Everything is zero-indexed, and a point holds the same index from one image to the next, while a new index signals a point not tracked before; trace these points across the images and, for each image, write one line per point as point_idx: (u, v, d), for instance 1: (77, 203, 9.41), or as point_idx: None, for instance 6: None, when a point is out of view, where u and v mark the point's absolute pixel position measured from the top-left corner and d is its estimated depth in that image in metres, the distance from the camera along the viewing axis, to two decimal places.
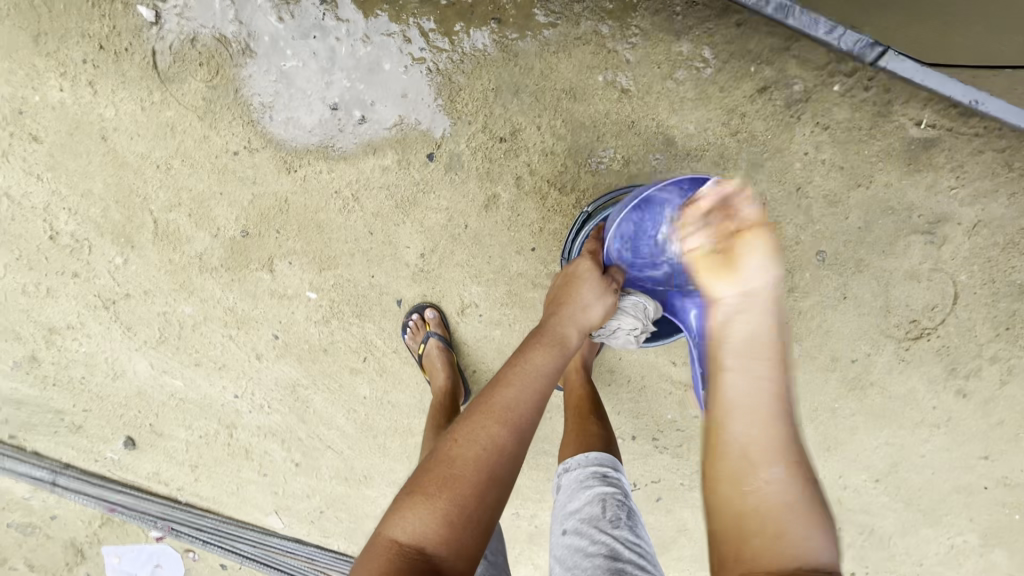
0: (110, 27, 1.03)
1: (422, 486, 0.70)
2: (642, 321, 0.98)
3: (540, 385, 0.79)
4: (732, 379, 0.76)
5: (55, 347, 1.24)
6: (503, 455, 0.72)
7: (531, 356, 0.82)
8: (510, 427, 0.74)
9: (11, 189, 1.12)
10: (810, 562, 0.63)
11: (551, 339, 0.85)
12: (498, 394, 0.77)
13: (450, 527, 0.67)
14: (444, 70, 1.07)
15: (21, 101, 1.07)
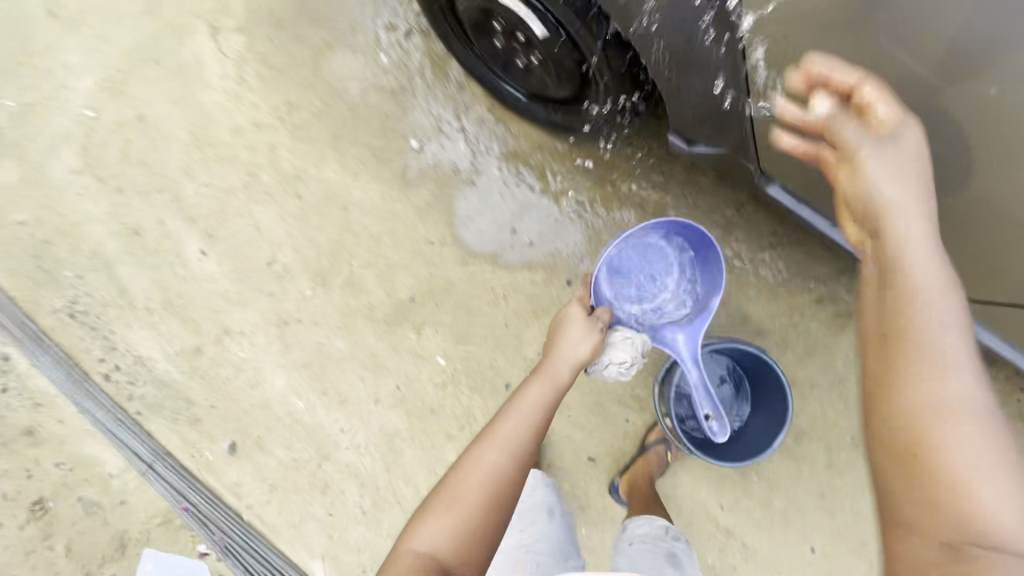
0: (385, 143, 1.49)
1: (437, 503, 0.94)
2: (634, 352, 1.15)
3: (533, 419, 1.02)
4: (946, 383, 0.66)
5: (219, 346, 1.48)
6: (499, 479, 0.95)
7: (527, 396, 1.05)
8: (507, 455, 0.97)
9: (259, 221, 1.50)
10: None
11: (546, 380, 1.07)
12: (497, 429, 1.01)
13: (459, 539, 0.90)
14: (597, 228, 1.48)
15: (300, 170, 1.50)
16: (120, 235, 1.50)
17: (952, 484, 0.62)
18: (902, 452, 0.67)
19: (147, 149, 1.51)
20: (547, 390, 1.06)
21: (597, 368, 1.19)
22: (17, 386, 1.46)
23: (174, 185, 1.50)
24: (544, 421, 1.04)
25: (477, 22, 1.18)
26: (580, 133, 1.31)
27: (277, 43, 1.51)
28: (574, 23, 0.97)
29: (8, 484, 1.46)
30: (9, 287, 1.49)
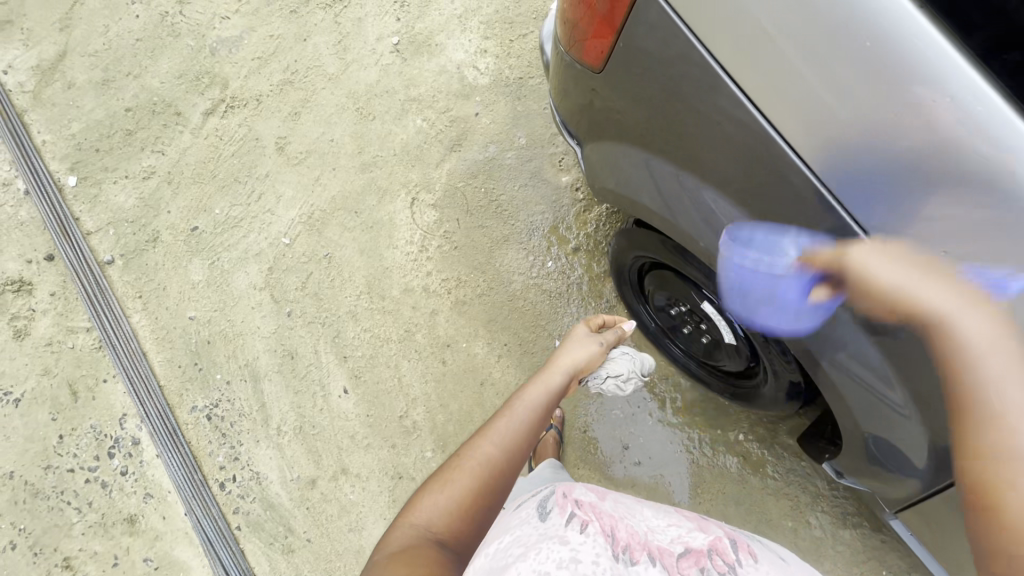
0: (532, 337, 1.67)
1: (429, 486, 0.85)
2: (631, 366, 1.38)
3: (525, 415, 0.99)
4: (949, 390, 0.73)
5: (333, 483, 1.57)
6: (496, 467, 0.89)
7: (527, 395, 1.03)
8: (505, 442, 0.91)
9: (403, 376, 1.64)
10: None
11: (544, 385, 1.07)
12: (495, 421, 0.96)
13: (458, 517, 0.82)
14: (700, 463, 1.61)
15: (453, 340, 1.67)
16: (276, 354, 1.64)
17: None
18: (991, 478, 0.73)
19: (324, 285, 1.69)
20: (546, 393, 1.05)
21: (597, 384, 1.39)
22: (136, 472, 1.54)
23: (338, 322, 1.67)
24: (541, 419, 1.01)
25: (660, 296, 1.41)
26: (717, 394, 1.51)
27: (463, 226, 1.74)
28: (774, 374, 1.22)
29: (93, 566, 1.49)
30: (161, 374, 1.61)
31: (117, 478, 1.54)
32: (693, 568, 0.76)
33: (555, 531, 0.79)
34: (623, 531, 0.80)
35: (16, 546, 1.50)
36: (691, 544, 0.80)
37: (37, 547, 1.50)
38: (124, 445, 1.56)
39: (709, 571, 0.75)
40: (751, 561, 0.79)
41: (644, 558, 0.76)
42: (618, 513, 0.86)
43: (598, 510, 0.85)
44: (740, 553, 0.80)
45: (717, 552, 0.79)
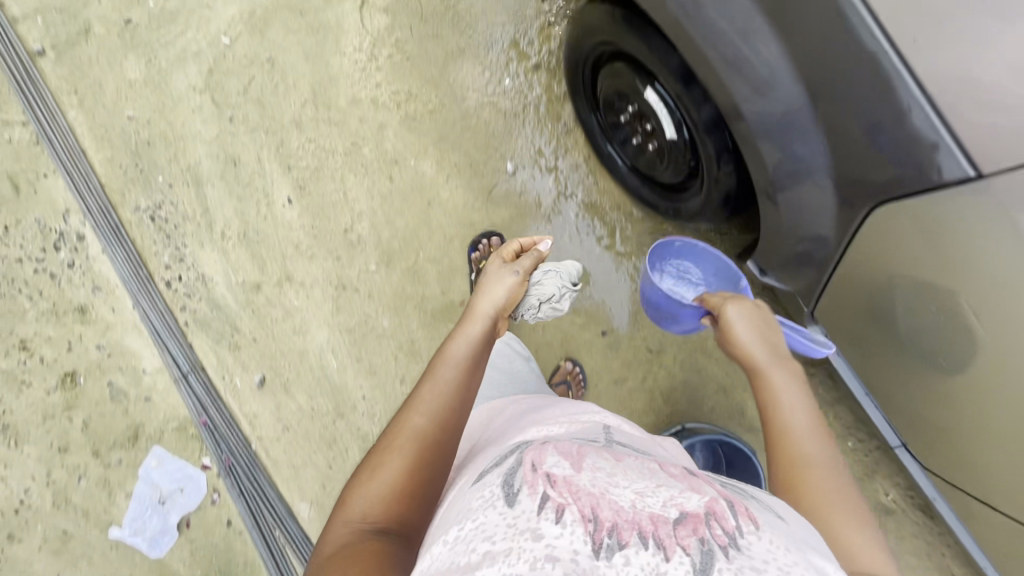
0: (484, 158, 1.61)
1: (360, 472, 0.78)
2: (560, 283, 1.18)
3: (450, 376, 0.86)
4: (790, 422, 0.85)
5: (278, 289, 1.59)
6: (428, 441, 0.79)
7: (450, 352, 0.90)
8: (432, 410, 0.81)
9: (349, 191, 1.60)
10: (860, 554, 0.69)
11: (469, 336, 0.92)
12: (421, 388, 0.85)
13: (394, 498, 0.74)
14: (643, 293, 1.61)
15: (401, 157, 1.61)
16: (219, 160, 1.59)
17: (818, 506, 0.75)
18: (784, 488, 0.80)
19: (267, 91, 1.60)
20: (471, 343, 0.91)
21: (532, 316, 1.20)
22: (83, 266, 1.56)
23: (282, 131, 1.60)
24: (472, 376, 0.88)
25: (611, 94, 1.30)
26: (664, 217, 1.47)
27: (416, 36, 1.61)
28: (715, 171, 1.16)
29: (48, 349, 1.56)
30: (102, 173, 1.58)
31: (65, 270, 1.56)
32: (692, 540, 0.55)
33: (523, 526, 0.56)
34: (608, 509, 0.57)
35: None
36: (685, 506, 0.59)
37: None
38: (70, 240, 1.57)
39: (711, 550, 0.55)
40: (753, 530, 0.58)
41: (635, 540, 0.55)
42: (603, 483, 0.61)
43: (576, 488, 0.60)
44: (741, 517, 0.60)
45: (714, 517, 0.58)
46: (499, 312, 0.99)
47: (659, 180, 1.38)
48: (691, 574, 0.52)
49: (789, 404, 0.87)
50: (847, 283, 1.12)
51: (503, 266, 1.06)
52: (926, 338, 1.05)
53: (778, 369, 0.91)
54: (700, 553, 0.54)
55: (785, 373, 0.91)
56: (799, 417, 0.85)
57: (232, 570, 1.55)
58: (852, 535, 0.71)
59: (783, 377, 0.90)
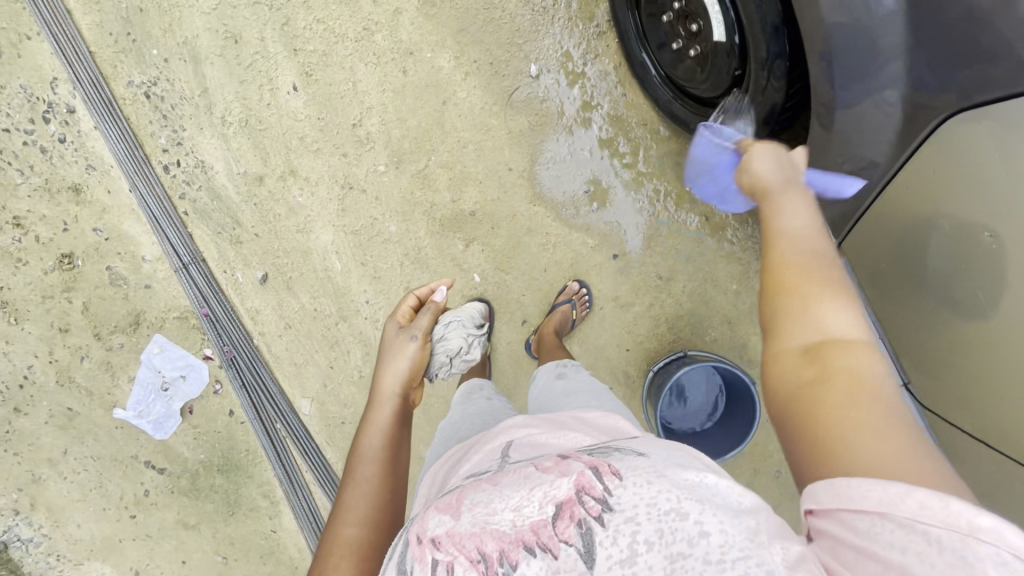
0: (506, 57, 1.49)
1: None
2: (464, 336, 1.08)
3: (372, 474, 0.80)
4: (783, 221, 0.76)
5: (281, 184, 1.52)
6: (370, 549, 0.73)
7: (364, 445, 0.84)
8: (362, 514, 0.76)
9: (359, 82, 1.49)
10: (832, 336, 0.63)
11: (378, 423, 0.87)
12: (342, 500, 0.78)
13: None
14: (659, 218, 1.55)
15: (417, 49, 1.48)
16: (218, 35, 1.46)
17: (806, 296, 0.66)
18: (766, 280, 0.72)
19: None
20: (384, 430, 0.87)
21: (448, 374, 1.08)
22: (75, 142, 1.48)
23: (288, 7, 1.46)
24: (397, 460, 0.84)
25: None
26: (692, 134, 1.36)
27: None
28: (760, 60, 1.04)
29: (43, 228, 1.50)
30: (91, 40, 1.45)
31: (56, 145, 1.48)
32: (571, 530, 0.58)
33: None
34: (492, 541, 0.59)
35: None
36: (555, 496, 0.60)
37: None
38: (59, 112, 1.47)
39: (590, 528, 0.57)
40: (619, 483, 0.61)
41: (523, 555, 0.57)
42: (480, 518, 0.61)
43: (459, 536, 0.60)
44: (605, 476, 0.62)
45: (583, 491, 0.60)
46: (408, 387, 0.93)
47: (699, 91, 1.25)
48: (581, 558, 0.56)
49: (790, 211, 0.77)
50: (885, 208, 1.06)
51: (400, 332, 1.00)
52: (943, 271, 1.00)
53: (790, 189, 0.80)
54: (581, 536, 0.57)
55: (798, 194, 0.79)
56: (796, 219, 0.76)
57: (234, 456, 1.61)
58: (837, 315, 0.63)
59: (789, 194, 0.80)
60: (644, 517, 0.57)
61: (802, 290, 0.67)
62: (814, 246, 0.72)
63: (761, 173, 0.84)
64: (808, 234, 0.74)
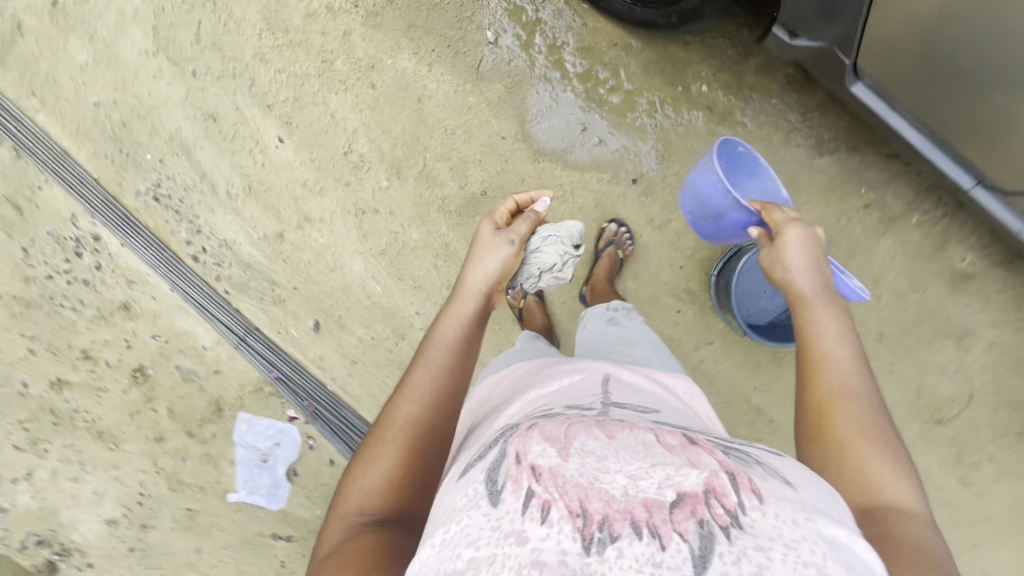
0: (461, 35, 1.50)
1: (359, 461, 0.80)
2: (559, 250, 1.10)
3: (442, 361, 0.86)
4: (827, 345, 0.82)
5: (300, 233, 1.56)
6: (422, 429, 0.80)
7: (443, 333, 0.89)
8: (421, 398, 0.82)
9: (336, 112, 1.53)
10: (891, 501, 0.69)
11: (458, 315, 0.91)
12: (411, 374, 0.86)
13: (394, 487, 0.76)
14: (664, 128, 1.51)
15: (377, 60, 1.51)
16: (197, 119, 1.53)
17: (860, 443, 0.74)
18: (816, 414, 0.78)
19: (219, 31, 1.50)
20: (463, 322, 0.90)
21: (534, 282, 1.14)
22: (109, 264, 1.56)
23: (248, 69, 1.51)
24: (466, 354, 0.88)
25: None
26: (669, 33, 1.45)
27: None
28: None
29: (110, 352, 1.59)
30: (92, 168, 1.54)
31: (95, 274, 1.56)
32: (690, 524, 0.55)
33: (508, 530, 0.56)
34: (597, 501, 0.57)
35: (36, 352, 1.60)
36: (682, 486, 0.58)
37: (54, 348, 1.59)
38: (87, 243, 1.55)
39: (711, 532, 0.55)
40: (757, 504, 0.58)
41: (628, 530, 0.55)
42: (588, 473, 0.60)
43: (563, 479, 0.59)
44: (744, 490, 0.59)
45: (713, 495, 0.58)
46: (490, 291, 0.94)
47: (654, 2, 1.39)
48: (691, 560, 0.53)
49: (827, 332, 0.83)
50: (890, 21, 1.02)
51: (496, 234, 0.99)
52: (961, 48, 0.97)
53: (817, 301, 0.86)
54: (700, 536, 0.54)
55: (832, 307, 0.86)
56: (841, 347, 0.82)
57: None
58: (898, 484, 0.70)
59: (825, 308, 0.86)
60: (780, 555, 0.54)
61: (854, 441, 0.74)
62: (855, 382, 0.79)
63: (799, 281, 0.89)
64: (854, 364, 0.80)
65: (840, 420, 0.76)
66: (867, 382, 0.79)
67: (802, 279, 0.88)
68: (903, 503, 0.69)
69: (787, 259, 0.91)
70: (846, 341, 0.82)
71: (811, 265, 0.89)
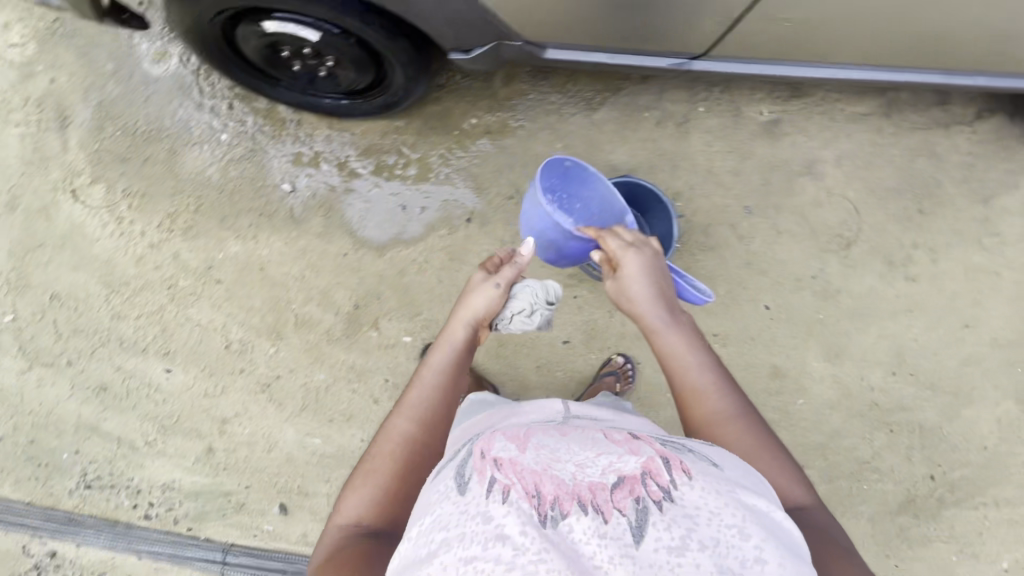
0: (265, 200, 1.68)
1: (357, 475, 0.93)
2: (532, 297, 1.11)
3: (432, 388, 0.98)
4: (695, 374, 0.99)
5: (226, 435, 1.62)
6: (413, 451, 0.92)
7: (433, 361, 1.00)
8: (416, 421, 0.94)
9: (201, 319, 1.65)
10: (790, 498, 0.87)
11: (449, 345, 1.01)
12: (407, 395, 0.98)
13: (383, 504, 0.89)
14: (464, 167, 1.68)
15: (211, 259, 1.67)
16: (90, 397, 1.62)
17: (749, 453, 0.91)
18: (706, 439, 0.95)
19: (73, 317, 1.65)
20: (452, 353, 1.01)
21: (503, 326, 1.12)
22: (75, 570, 1.57)
23: (111, 331, 1.64)
24: (455, 384, 0.99)
25: (263, 49, 1.35)
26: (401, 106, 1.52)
27: (132, 173, 1.68)
28: (392, 49, 1.30)
29: None
30: (20, 496, 1.59)
31: None
32: (628, 501, 0.69)
33: (474, 510, 0.69)
34: (549, 483, 0.71)
35: None
36: (623, 471, 0.73)
37: None
38: (47, 564, 1.57)
39: (646, 506, 0.69)
40: (684, 480, 0.72)
41: (575, 507, 0.68)
42: (542, 461, 0.74)
43: (520, 465, 0.73)
44: (675, 470, 0.74)
45: (649, 476, 0.72)
46: (477, 325, 1.03)
47: (378, 100, 1.49)
48: (629, 529, 0.66)
49: (690, 361, 0.99)
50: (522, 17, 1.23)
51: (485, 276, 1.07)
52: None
53: (671, 329, 1.01)
54: (637, 510, 0.68)
55: (685, 333, 1.01)
56: (704, 373, 0.99)
57: None
58: (791, 485, 0.88)
59: (680, 335, 1.01)
60: (703, 519, 0.68)
61: (746, 453, 0.91)
62: (724, 406, 0.96)
63: (654, 318, 1.01)
64: (720, 381, 0.98)
65: (730, 439, 0.93)
66: (733, 398, 0.98)
67: (652, 309, 1.01)
68: (794, 495, 0.88)
69: (637, 296, 1.03)
70: (707, 365, 0.99)
71: (654, 292, 1.02)
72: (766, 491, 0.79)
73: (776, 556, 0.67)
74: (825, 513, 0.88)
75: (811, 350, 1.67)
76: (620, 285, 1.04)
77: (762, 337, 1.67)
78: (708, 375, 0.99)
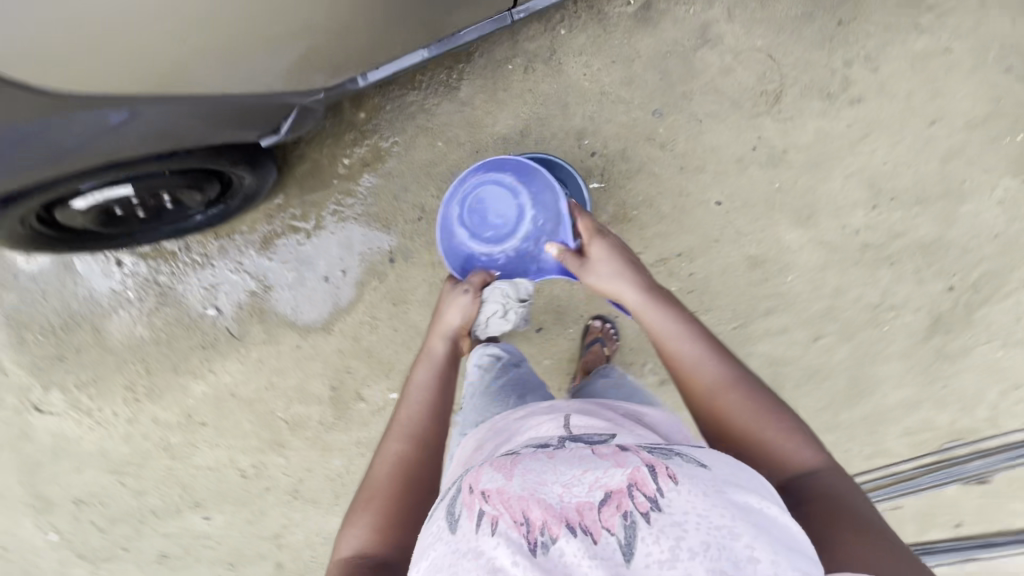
0: (200, 333, 1.65)
1: (358, 505, 0.97)
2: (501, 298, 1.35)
3: (420, 404, 1.07)
4: (688, 348, 1.01)
5: (285, 547, 1.75)
6: (407, 467, 0.99)
7: (416, 380, 1.11)
8: (409, 439, 1.02)
9: (209, 462, 1.69)
10: (796, 461, 0.88)
11: (431, 361, 1.15)
12: (397, 419, 1.06)
13: (383, 529, 0.92)
14: (362, 211, 1.58)
15: (186, 408, 1.68)
16: (158, 568, 1.73)
17: (757, 422, 0.92)
18: (711, 411, 0.96)
19: (103, 511, 1.72)
20: (434, 369, 1.13)
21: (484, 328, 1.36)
22: None
23: (142, 507, 1.72)
24: (441, 397, 1.09)
25: (97, 218, 1.26)
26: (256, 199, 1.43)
27: (75, 366, 1.67)
28: (216, 163, 1.20)
29: None
30: None
31: None
32: (616, 518, 0.68)
33: (466, 547, 0.70)
34: (536, 508, 0.70)
35: None
36: (608, 484, 0.71)
37: None
38: None
39: (633, 521, 0.67)
40: (673, 486, 0.70)
41: (563, 530, 0.68)
42: (529, 485, 0.73)
43: (508, 495, 0.72)
44: (660, 476, 0.71)
45: (635, 487, 0.70)
46: (455, 337, 1.19)
47: (236, 202, 1.39)
48: (619, 549, 0.66)
49: (680, 337, 1.03)
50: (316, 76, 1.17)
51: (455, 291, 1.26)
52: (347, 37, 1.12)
53: (656, 309, 1.08)
54: (625, 527, 0.67)
55: (670, 311, 1.07)
56: (697, 348, 1.01)
57: None
58: (798, 444, 0.90)
59: (667, 314, 1.07)
60: (692, 526, 0.66)
61: (749, 420, 0.93)
62: (728, 377, 0.97)
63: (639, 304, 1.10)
64: (717, 352, 1.00)
65: (737, 407, 0.94)
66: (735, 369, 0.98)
67: (636, 296, 1.10)
68: (803, 458, 0.89)
69: (613, 286, 1.13)
70: (699, 341, 1.02)
71: (631, 282, 1.12)
72: (764, 486, 0.75)
73: (770, 553, 0.65)
74: (844, 476, 0.87)
75: (782, 224, 1.55)
76: (599, 276, 1.15)
77: (727, 233, 1.56)
78: (704, 347, 1.01)
